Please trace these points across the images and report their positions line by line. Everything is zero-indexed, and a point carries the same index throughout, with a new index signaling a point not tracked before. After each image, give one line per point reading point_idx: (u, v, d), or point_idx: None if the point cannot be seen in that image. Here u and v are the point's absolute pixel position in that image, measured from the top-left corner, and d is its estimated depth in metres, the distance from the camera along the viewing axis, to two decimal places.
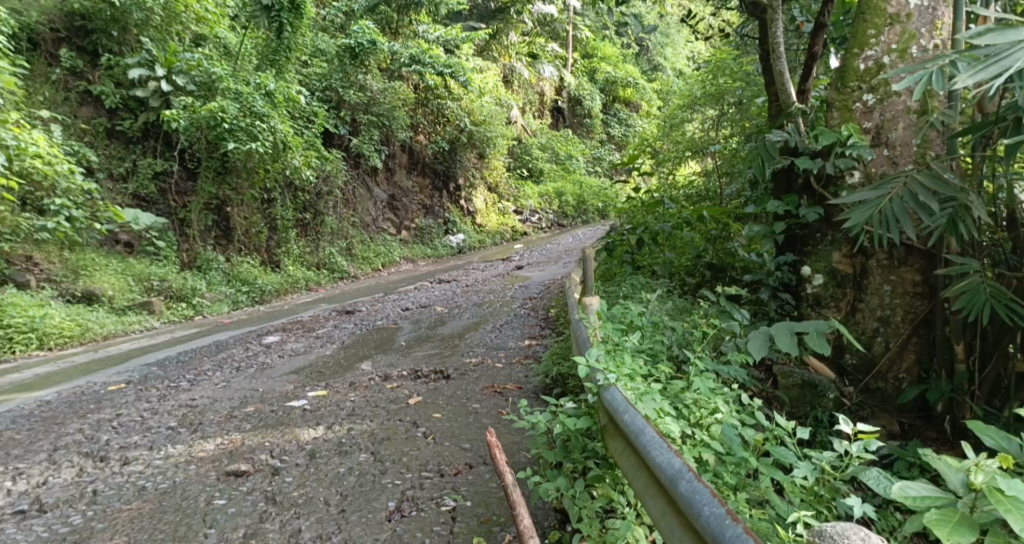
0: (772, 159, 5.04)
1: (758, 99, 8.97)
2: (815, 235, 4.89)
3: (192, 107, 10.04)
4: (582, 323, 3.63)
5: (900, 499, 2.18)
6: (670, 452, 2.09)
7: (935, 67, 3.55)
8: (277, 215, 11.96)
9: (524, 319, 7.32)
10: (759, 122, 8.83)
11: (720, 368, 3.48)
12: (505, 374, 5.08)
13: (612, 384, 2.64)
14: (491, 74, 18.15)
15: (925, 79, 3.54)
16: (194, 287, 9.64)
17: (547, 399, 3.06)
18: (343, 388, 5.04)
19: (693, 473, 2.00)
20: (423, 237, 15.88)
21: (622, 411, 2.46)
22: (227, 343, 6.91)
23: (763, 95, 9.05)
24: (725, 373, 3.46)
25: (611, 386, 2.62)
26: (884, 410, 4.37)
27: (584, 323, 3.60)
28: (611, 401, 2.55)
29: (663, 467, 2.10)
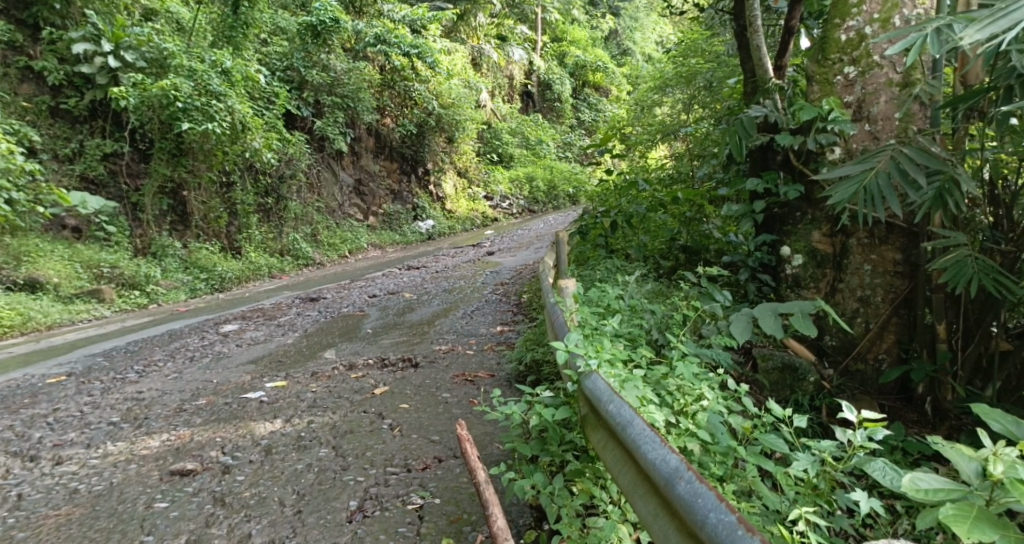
0: (749, 136, 4.86)
1: (730, 79, 8.84)
2: (795, 213, 4.72)
3: (143, 84, 9.62)
4: (557, 307, 3.42)
5: (909, 491, 2.02)
6: (666, 450, 1.88)
7: (930, 28, 3.35)
8: (237, 200, 11.55)
9: (495, 305, 7.10)
10: (731, 103, 8.70)
11: (703, 352, 3.29)
12: (475, 362, 4.85)
13: (594, 371, 2.43)
14: (459, 56, 17.81)
15: (920, 42, 3.35)
16: (148, 274, 9.23)
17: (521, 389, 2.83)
18: (304, 378, 4.77)
19: (693, 474, 1.80)
20: (391, 223, 15.54)
21: (607, 402, 2.24)
22: (181, 332, 6.58)
23: (735, 75, 8.93)
24: (706, 357, 3.27)
25: (593, 373, 2.40)
26: (865, 392, 4.22)
27: (561, 308, 3.39)
28: (594, 391, 2.33)
29: (658, 467, 1.89)
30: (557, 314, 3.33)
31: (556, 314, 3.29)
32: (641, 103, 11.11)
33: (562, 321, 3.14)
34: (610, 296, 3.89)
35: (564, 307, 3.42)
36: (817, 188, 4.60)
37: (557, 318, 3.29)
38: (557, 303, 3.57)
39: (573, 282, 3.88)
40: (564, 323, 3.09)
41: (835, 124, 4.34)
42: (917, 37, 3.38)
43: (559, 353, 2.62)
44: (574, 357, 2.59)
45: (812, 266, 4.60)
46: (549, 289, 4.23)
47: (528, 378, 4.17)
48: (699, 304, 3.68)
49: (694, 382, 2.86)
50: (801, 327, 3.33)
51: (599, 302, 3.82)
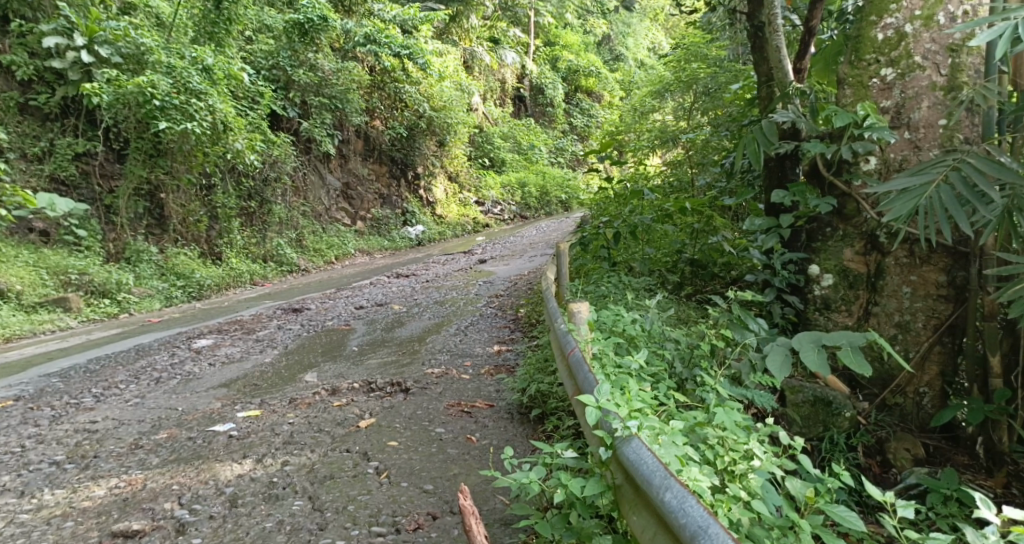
0: (769, 143, 4.57)
1: (734, 85, 8.46)
2: (825, 228, 4.29)
3: (117, 81, 9.10)
4: (573, 342, 2.96)
5: None
6: None
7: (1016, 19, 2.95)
8: (218, 203, 11.02)
9: (491, 320, 6.62)
10: (733, 110, 8.32)
11: (750, 394, 3.00)
12: (472, 389, 4.39)
13: (633, 435, 2.01)
14: (450, 58, 17.34)
15: (1006, 33, 2.93)
16: (120, 281, 8.72)
17: (540, 446, 2.51)
18: (281, 406, 4.28)
19: None
20: (380, 229, 15.05)
21: (660, 486, 1.78)
22: (149, 348, 6.07)
23: (740, 80, 8.55)
24: (755, 402, 2.96)
25: (636, 441, 1.96)
26: (906, 430, 3.77)
27: (580, 349, 2.83)
28: (642, 466, 1.86)
29: None
30: (574, 358, 2.78)
31: (575, 358, 2.74)
32: (639, 109, 10.67)
33: (585, 371, 2.59)
34: (627, 320, 3.45)
35: (582, 347, 2.87)
36: (851, 201, 4.17)
37: (576, 362, 2.74)
38: (571, 339, 3.03)
39: (585, 306, 3.31)
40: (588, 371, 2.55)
41: (871, 131, 3.90)
42: (1003, 27, 2.96)
43: (589, 411, 2.20)
44: (608, 414, 2.16)
45: (843, 287, 4.16)
46: (557, 316, 3.68)
47: (532, 411, 3.73)
48: (730, 334, 3.23)
49: (737, 433, 2.41)
50: (852, 363, 2.83)
51: (609, 330, 3.36)
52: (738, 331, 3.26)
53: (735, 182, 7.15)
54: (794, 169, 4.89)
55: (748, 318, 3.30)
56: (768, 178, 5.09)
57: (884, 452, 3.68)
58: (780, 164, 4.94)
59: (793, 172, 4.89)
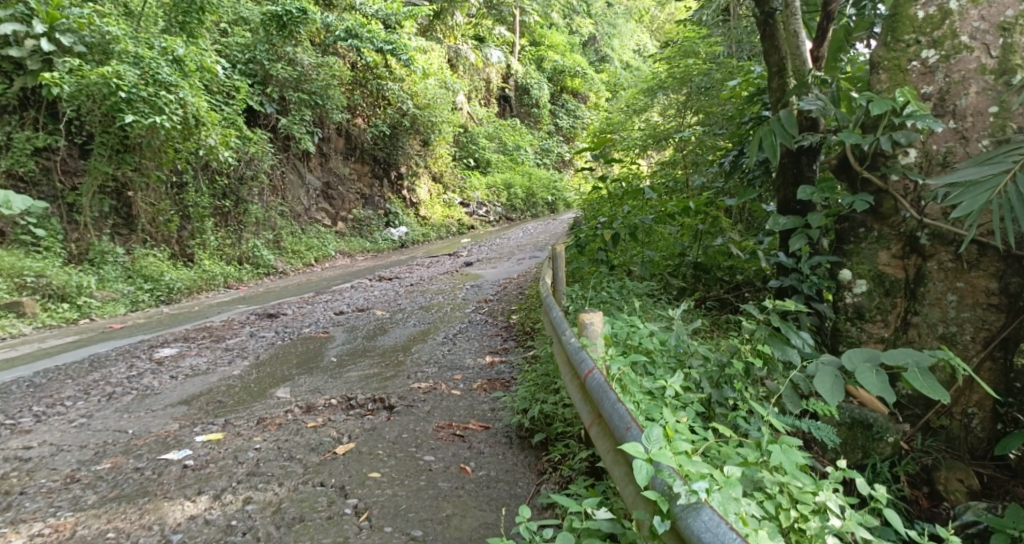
0: (788, 136, 4.25)
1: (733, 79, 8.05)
2: (857, 229, 3.75)
3: (81, 71, 8.53)
4: (591, 362, 2.51)
5: None
6: None
7: None
8: (189, 202, 10.44)
9: (482, 327, 6.15)
10: (732, 106, 7.91)
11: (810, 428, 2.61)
12: (465, 408, 3.91)
13: (705, 502, 1.69)
14: (435, 56, 16.84)
15: None
16: (80, 285, 8.19)
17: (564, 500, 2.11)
18: (249, 428, 3.79)
19: None
20: (361, 230, 14.54)
21: None
22: (105, 359, 5.63)
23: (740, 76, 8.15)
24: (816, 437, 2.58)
25: (711, 515, 1.64)
26: (956, 456, 3.28)
27: (600, 371, 2.39)
28: None
29: None
30: (595, 382, 2.33)
31: (597, 383, 2.29)
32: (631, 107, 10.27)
33: (613, 400, 2.16)
34: (644, 333, 3.00)
35: (601, 369, 2.42)
36: (888, 199, 3.62)
37: (598, 389, 2.29)
38: (587, 357, 2.58)
39: (598, 316, 2.86)
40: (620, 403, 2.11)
41: (913, 120, 3.41)
42: None
43: (638, 464, 1.83)
44: (663, 470, 1.80)
45: (878, 294, 3.64)
46: (564, 327, 3.21)
47: (535, 435, 3.28)
48: (767, 351, 2.72)
49: (800, 479, 2.00)
50: (926, 389, 2.42)
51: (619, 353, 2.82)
52: (777, 348, 2.76)
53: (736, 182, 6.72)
54: (811, 165, 4.54)
55: (787, 330, 2.82)
56: (783, 175, 4.68)
57: (933, 482, 3.22)
58: (795, 159, 4.59)
59: (810, 168, 4.55)
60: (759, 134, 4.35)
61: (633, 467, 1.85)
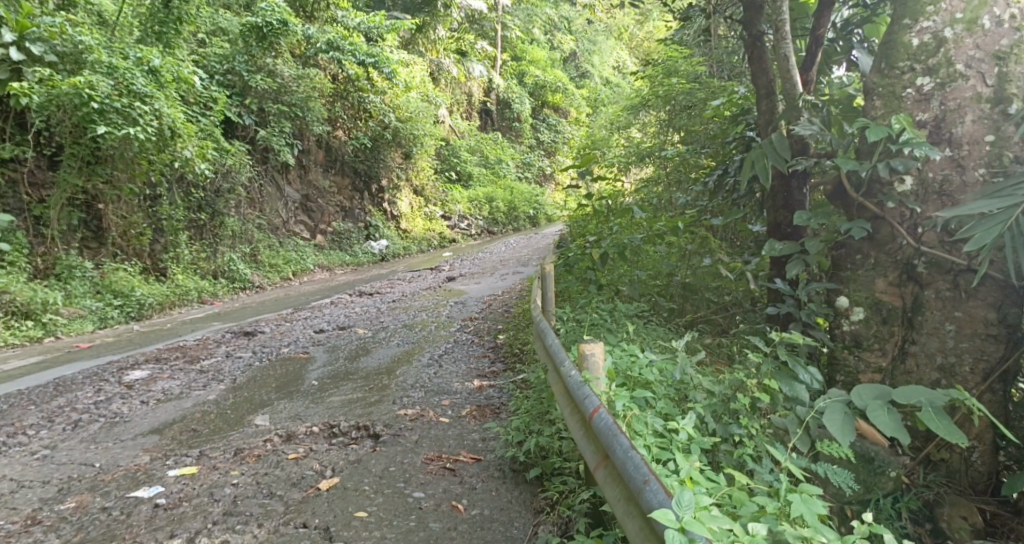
0: (781, 159, 4.16)
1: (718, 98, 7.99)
2: (854, 256, 3.64)
3: (51, 81, 8.28)
4: (596, 403, 2.36)
5: None
6: None
7: None
8: (163, 215, 10.18)
9: (467, 348, 5.99)
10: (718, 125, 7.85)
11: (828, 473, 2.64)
12: (454, 437, 3.75)
13: None
14: (417, 69, 16.71)
15: None
16: (46, 301, 7.92)
17: None
18: (226, 460, 3.60)
19: None
20: (341, 243, 14.33)
21: None
22: (72, 382, 5.39)
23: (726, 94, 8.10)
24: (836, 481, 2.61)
25: None
26: (957, 492, 3.16)
27: (606, 409, 2.26)
28: None
29: None
30: (601, 421, 2.21)
31: (605, 425, 2.16)
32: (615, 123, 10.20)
33: (624, 445, 2.03)
34: (643, 367, 2.88)
35: (607, 407, 2.29)
36: (885, 226, 3.53)
37: (605, 430, 2.16)
38: (591, 396, 2.43)
39: (599, 347, 2.73)
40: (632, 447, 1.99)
41: (911, 147, 3.32)
42: None
43: (670, 533, 1.70)
44: (696, 540, 1.68)
45: (875, 322, 3.53)
46: (562, 357, 3.06)
47: (531, 470, 3.14)
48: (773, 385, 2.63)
49: (824, 532, 1.89)
50: (944, 431, 2.31)
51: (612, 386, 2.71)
52: (785, 384, 2.68)
53: (721, 201, 6.65)
54: (800, 189, 4.43)
55: (797, 365, 2.73)
56: (773, 199, 4.58)
57: (936, 519, 3.11)
58: (785, 182, 4.50)
59: (800, 193, 4.43)
60: (751, 157, 4.26)
61: (664, 537, 1.72)
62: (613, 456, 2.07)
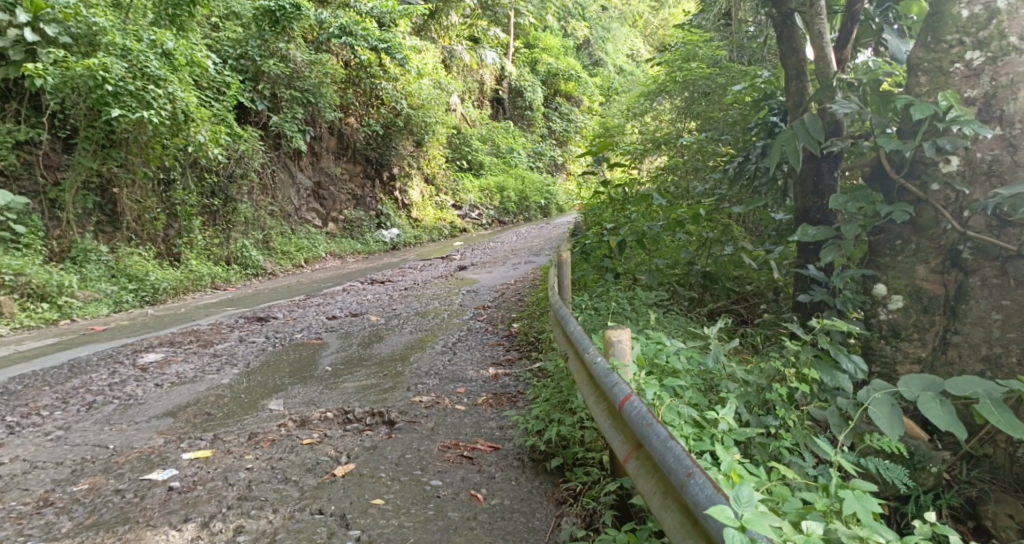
0: (812, 140, 4.06)
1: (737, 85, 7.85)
2: (894, 241, 3.52)
3: (66, 62, 8.21)
4: (626, 390, 2.26)
5: None
6: None
7: None
8: (177, 200, 10.14)
9: (482, 336, 5.91)
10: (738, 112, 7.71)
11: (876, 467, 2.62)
12: (472, 425, 3.67)
13: None
14: (429, 56, 16.58)
15: None
16: (60, 284, 7.89)
17: None
18: (240, 444, 3.54)
19: None
20: (353, 231, 14.26)
21: None
22: (85, 365, 5.33)
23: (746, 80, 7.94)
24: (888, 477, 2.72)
25: None
26: (1003, 490, 2.99)
27: (637, 397, 2.17)
28: None
29: None
30: (633, 409, 2.12)
31: (638, 412, 2.07)
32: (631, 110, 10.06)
33: (661, 434, 1.94)
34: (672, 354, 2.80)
35: (638, 394, 2.21)
36: (928, 209, 3.40)
37: (637, 418, 2.08)
38: (620, 382, 2.33)
39: (625, 333, 2.64)
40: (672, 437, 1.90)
41: (959, 125, 3.20)
42: None
43: (729, 532, 1.61)
44: (758, 540, 1.60)
45: (914, 311, 3.42)
46: (586, 343, 2.97)
47: (551, 459, 3.06)
48: (812, 376, 2.55)
49: (880, 531, 1.81)
50: (1003, 424, 2.24)
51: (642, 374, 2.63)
52: (825, 374, 2.59)
53: (741, 189, 6.53)
54: (831, 173, 4.37)
55: (839, 355, 2.63)
56: (801, 183, 4.51)
57: (979, 517, 2.99)
58: (814, 166, 4.41)
59: (831, 177, 4.37)
60: (781, 138, 4.15)
61: (722, 536, 1.63)
62: (647, 445, 1.98)
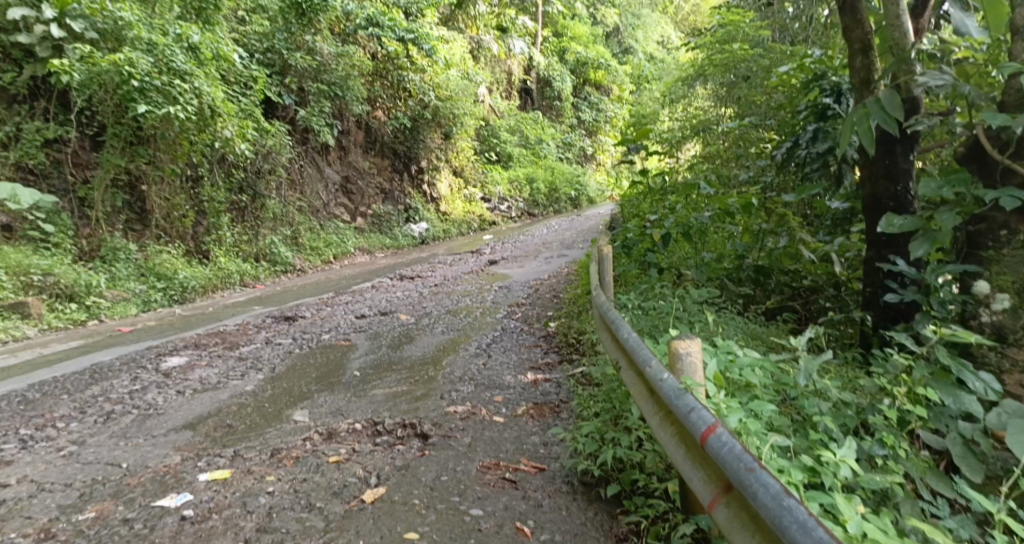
0: (889, 119, 3.66)
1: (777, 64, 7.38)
2: (999, 232, 3.17)
3: (91, 58, 8.04)
4: (706, 417, 1.93)
5: None
6: None
7: None
8: (205, 196, 9.96)
9: (518, 336, 5.58)
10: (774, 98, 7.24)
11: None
12: (513, 441, 3.36)
13: None
14: (457, 46, 16.27)
15: None
16: (89, 283, 7.74)
17: None
18: (262, 461, 3.27)
19: None
20: (381, 225, 14.00)
21: None
22: (107, 370, 5.12)
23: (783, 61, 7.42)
24: None
25: None
26: None
27: (724, 429, 1.85)
28: None
29: None
30: (721, 445, 1.80)
31: (732, 452, 1.75)
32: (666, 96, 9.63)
33: (770, 487, 1.63)
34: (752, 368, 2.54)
35: (724, 424, 1.89)
36: None
37: (730, 459, 1.76)
38: (695, 408, 2.01)
39: (695, 343, 2.30)
40: (787, 494, 1.58)
41: None
42: None
43: None
44: None
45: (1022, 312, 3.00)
46: (645, 354, 2.64)
47: (607, 490, 2.75)
48: (935, 398, 2.35)
49: None
50: None
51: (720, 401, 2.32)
52: (947, 394, 2.39)
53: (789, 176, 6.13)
54: (906, 156, 3.99)
55: (959, 373, 2.44)
56: (871, 168, 4.12)
57: None
58: (886, 149, 4.02)
59: (905, 159, 3.99)
60: (851, 118, 3.77)
61: None
62: (748, 497, 1.67)
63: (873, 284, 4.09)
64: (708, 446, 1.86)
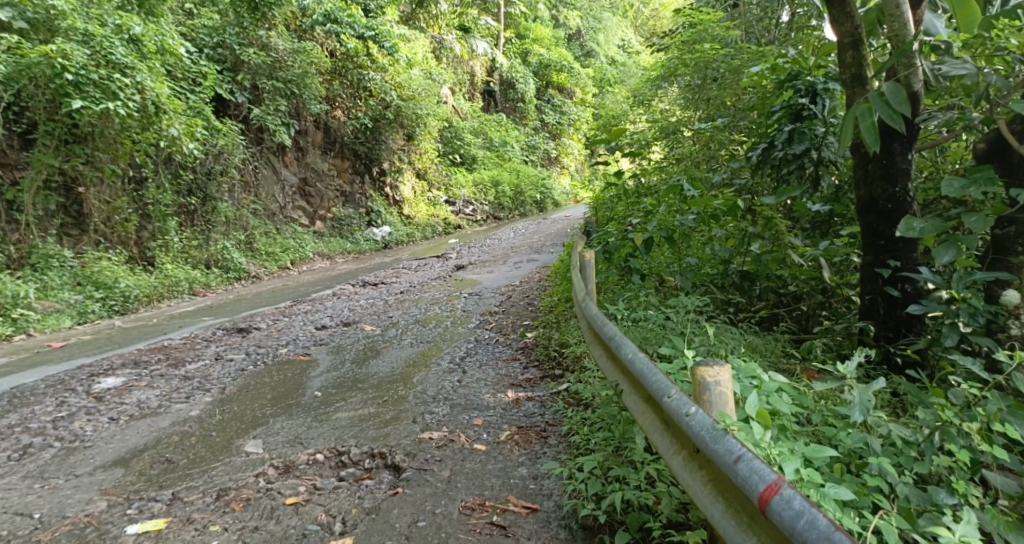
0: (896, 114, 3.36)
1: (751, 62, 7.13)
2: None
3: (20, 50, 7.41)
4: (763, 470, 1.62)
5: None
6: None
7: None
8: (150, 199, 9.33)
9: (492, 348, 5.18)
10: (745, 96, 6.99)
11: None
12: (496, 473, 2.97)
13: None
14: (419, 45, 15.81)
15: None
16: (16, 294, 7.08)
17: None
18: (204, 507, 2.81)
19: None
20: (342, 229, 13.43)
21: None
22: (30, 394, 4.55)
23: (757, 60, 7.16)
24: None
25: None
26: None
27: (796, 495, 1.54)
28: None
29: None
30: (798, 517, 1.50)
31: (818, 529, 1.45)
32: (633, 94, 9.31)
33: None
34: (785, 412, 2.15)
35: (788, 486, 1.59)
36: None
37: (814, 538, 1.46)
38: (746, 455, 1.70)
39: (724, 370, 1.95)
40: None
41: None
42: None
43: None
44: None
45: None
46: (654, 379, 2.30)
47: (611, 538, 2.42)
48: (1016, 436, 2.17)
49: None
50: None
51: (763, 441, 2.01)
52: None
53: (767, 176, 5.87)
54: (904, 156, 3.67)
55: None
56: (866, 168, 3.81)
57: None
58: (884, 146, 3.70)
59: (904, 159, 3.67)
60: (853, 113, 3.47)
61: None
62: None
63: (873, 292, 3.82)
64: (774, 514, 1.55)
